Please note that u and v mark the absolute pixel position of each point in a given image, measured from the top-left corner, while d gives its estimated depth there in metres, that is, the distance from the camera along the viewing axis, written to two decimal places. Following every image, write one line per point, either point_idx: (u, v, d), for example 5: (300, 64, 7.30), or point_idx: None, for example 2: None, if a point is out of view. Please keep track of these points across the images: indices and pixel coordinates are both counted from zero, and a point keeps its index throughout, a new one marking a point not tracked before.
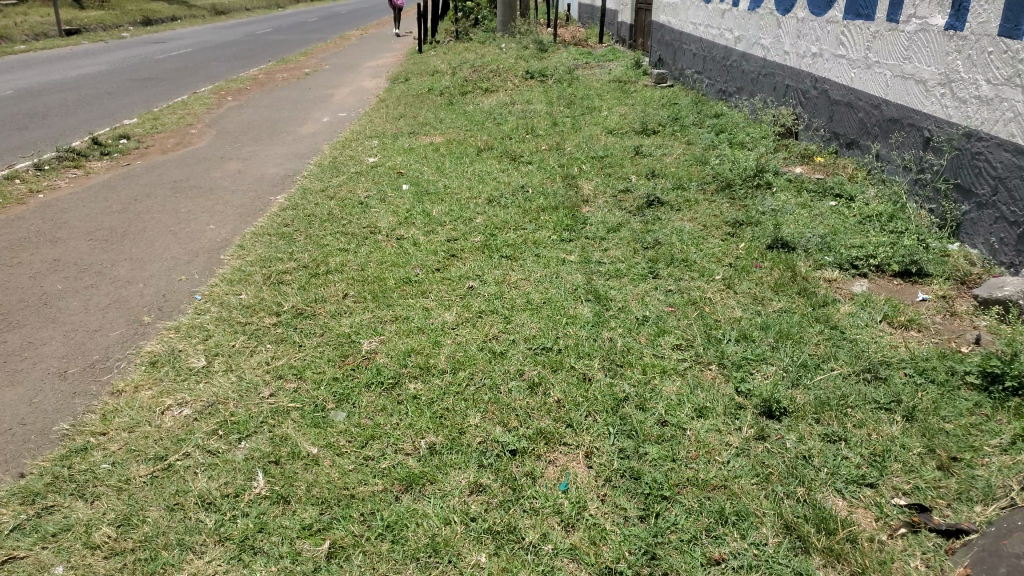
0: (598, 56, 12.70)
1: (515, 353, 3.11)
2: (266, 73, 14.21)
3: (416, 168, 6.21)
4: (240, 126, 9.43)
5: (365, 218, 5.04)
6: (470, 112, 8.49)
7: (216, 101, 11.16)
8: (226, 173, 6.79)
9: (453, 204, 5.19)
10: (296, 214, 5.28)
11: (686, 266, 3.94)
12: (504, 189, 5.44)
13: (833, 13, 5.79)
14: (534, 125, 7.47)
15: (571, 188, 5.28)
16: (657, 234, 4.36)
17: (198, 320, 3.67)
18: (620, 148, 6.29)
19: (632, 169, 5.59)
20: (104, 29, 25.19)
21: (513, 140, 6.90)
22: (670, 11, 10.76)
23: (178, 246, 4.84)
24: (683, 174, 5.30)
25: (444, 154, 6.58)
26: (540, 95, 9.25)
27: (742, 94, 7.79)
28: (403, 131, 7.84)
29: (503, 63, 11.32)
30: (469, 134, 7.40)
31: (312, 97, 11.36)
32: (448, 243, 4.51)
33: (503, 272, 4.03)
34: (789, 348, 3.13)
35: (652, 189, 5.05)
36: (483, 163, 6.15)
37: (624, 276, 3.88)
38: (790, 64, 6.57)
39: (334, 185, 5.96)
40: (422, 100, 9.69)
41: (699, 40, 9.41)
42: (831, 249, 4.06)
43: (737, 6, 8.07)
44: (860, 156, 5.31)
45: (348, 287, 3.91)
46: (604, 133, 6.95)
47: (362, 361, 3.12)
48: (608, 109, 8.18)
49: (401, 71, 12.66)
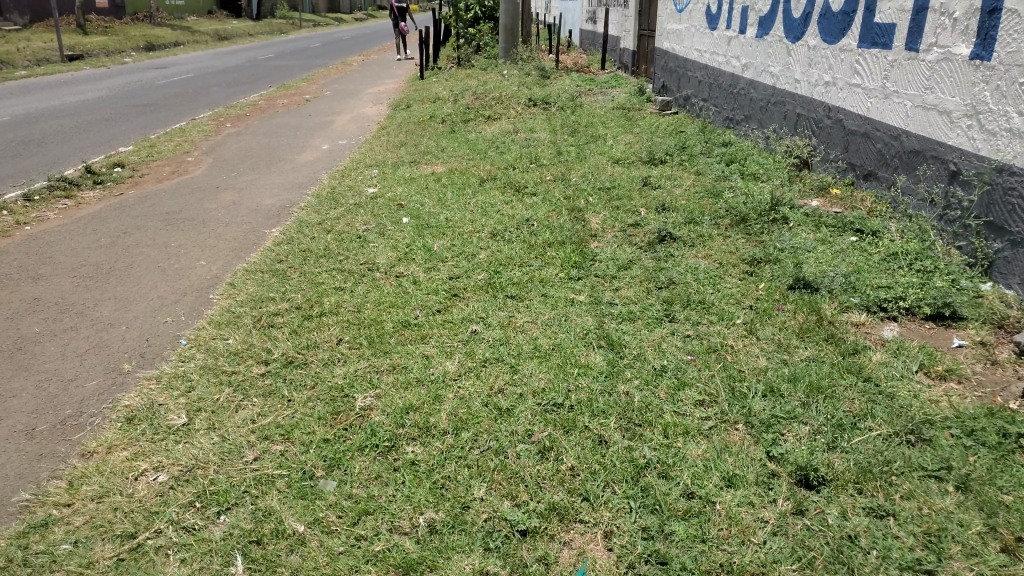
0: (601, 82, 12.55)
1: (523, 410, 2.85)
2: (266, 99, 14.08)
3: (417, 200, 5.98)
4: (237, 154, 9.24)
5: (362, 253, 4.79)
6: (472, 140, 8.29)
7: (215, 128, 10.99)
8: (220, 203, 6.57)
9: (455, 238, 4.95)
10: (290, 249, 5.03)
11: (704, 309, 3.69)
12: (508, 221, 5.21)
13: (847, 41, 5.58)
14: (538, 154, 7.27)
15: (578, 222, 5.04)
16: (671, 272, 4.11)
17: (181, 370, 3.43)
18: (628, 178, 6.07)
19: (641, 201, 5.35)
20: (107, 55, 25.20)
21: (516, 170, 6.69)
22: (674, 38, 10.61)
23: (165, 284, 4.60)
24: (695, 207, 5.07)
25: (446, 185, 6.36)
26: (544, 122, 9.06)
27: (750, 122, 7.59)
28: (404, 160, 7.63)
29: (505, 90, 11.17)
30: (471, 163, 7.19)
31: (311, 124, 11.18)
32: (450, 280, 4.27)
33: (508, 313, 3.78)
34: (821, 404, 2.87)
35: (664, 223, 4.81)
36: (487, 195, 5.92)
37: (638, 319, 3.63)
38: (801, 92, 6.37)
39: (330, 218, 5.73)
40: (423, 127, 9.50)
41: (704, 67, 9.23)
42: (857, 289, 3.82)
43: (744, 33, 7.89)
44: (879, 188, 5.07)
45: (342, 331, 3.66)
46: (610, 162, 6.74)
47: (356, 419, 2.86)
48: (613, 137, 7.98)
49: (402, 97, 12.51)
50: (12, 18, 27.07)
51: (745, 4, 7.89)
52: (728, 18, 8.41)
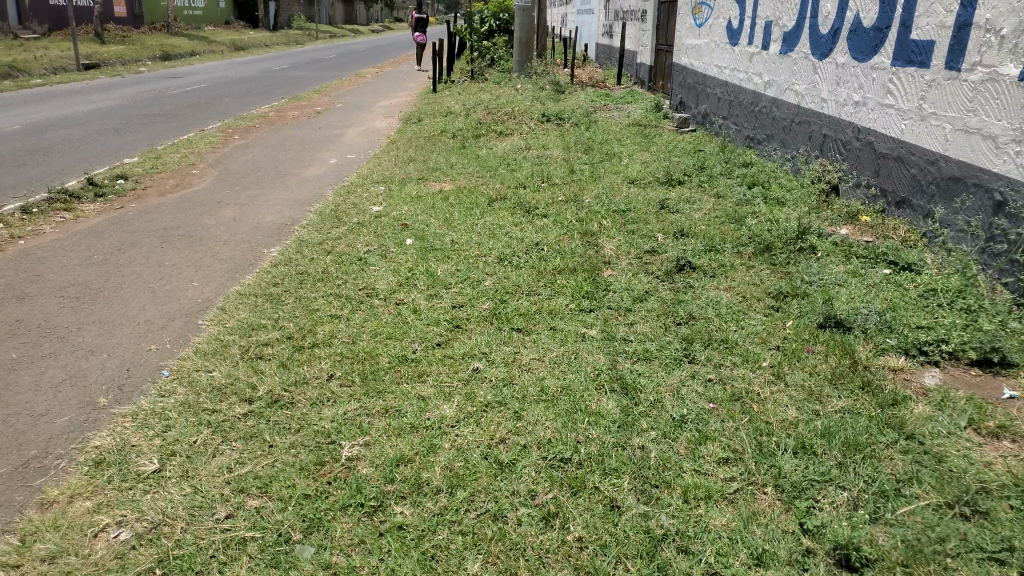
0: (616, 98, 12.31)
1: (527, 466, 2.59)
2: (277, 111, 13.93)
3: (422, 220, 5.73)
4: (244, 167, 9.06)
5: (362, 278, 4.53)
6: (483, 157, 8.05)
7: (223, 140, 10.83)
8: (220, 219, 6.35)
9: (461, 263, 4.69)
10: (287, 271, 4.79)
11: (726, 350, 3.40)
12: (517, 245, 4.94)
13: (879, 58, 5.30)
14: (550, 173, 7.01)
15: (591, 247, 4.77)
16: (691, 306, 3.83)
17: (159, 406, 3.16)
18: (644, 200, 5.79)
19: (658, 225, 5.07)
20: (123, 65, 25.26)
21: (527, 190, 6.44)
22: (692, 53, 10.35)
23: (154, 308, 4.35)
24: (715, 233, 4.79)
25: (454, 204, 6.11)
26: (557, 139, 8.82)
27: (772, 142, 7.30)
28: (412, 177, 7.40)
29: (519, 105, 10.95)
30: (481, 182, 6.95)
31: (321, 138, 11.00)
32: (453, 310, 4.00)
33: (513, 348, 3.50)
34: (858, 467, 2.59)
35: (682, 250, 4.53)
36: (496, 215, 5.67)
37: (654, 359, 3.35)
38: (828, 112, 6.08)
39: (332, 238, 5.49)
40: (434, 143, 9.28)
41: (723, 84, 8.97)
42: (893, 329, 3.52)
43: (766, 50, 7.62)
44: (913, 216, 4.77)
45: (335, 365, 3.39)
46: (625, 183, 6.47)
47: (342, 472, 2.60)
48: (628, 156, 7.73)
49: (414, 111, 12.32)
50: (31, 27, 27.23)
51: (768, 20, 7.62)
52: (749, 34, 8.15)
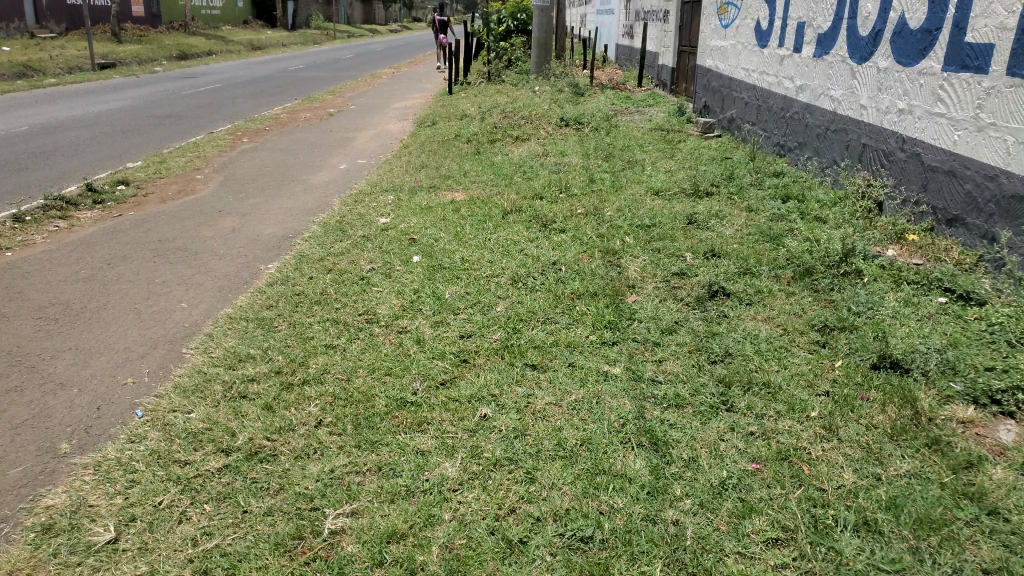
0: (636, 100, 11.90)
1: (540, 547, 2.21)
2: (288, 112, 13.63)
3: (431, 234, 5.35)
4: (249, 173, 8.74)
5: (364, 300, 4.16)
6: (498, 164, 7.67)
7: (230, 144, 10.53)
8: (218, 230, 6.02)
9: (471, 284, 4.30)
10: (283, 291, 4.43)
11: (769, 395, 2.98)
12: (533, 264, 4.54)
13: (927, 63, 4.85)
14: (569, 183, 6.61)
15: (613, 268, 4.36)
16: (726, 340, 3.41)
17: (125, 456, 2.80)
18: (670, 214, 5.37)
19: (686, 243, 4.66)
20: (138, 65, 25.14)
21: (543, 201, 6.05)
22: (718, 55, 9.91)
23: (136, 333, 4.01)
24: (749, 254, 4.37)
25: (465, 216, 5.72)
26: (576, 145, 8.41)
27: (805, 150, 6.86)
28: (423, 185, 7.03)
29: (536, 108, 10.56)
30: (495, 191, 6.56)
31: (331, 141, 10.67)
32: (461, 340, 3.61)
33: (527, 388, 3.11)
34: (935, 553, 2.17)
35: (714, 274, 4.11)
36: (510, 230, 5.27)
37: (687, 407, 2.94)
38: (869, 120, 5.64)
39: (333, 253, 5.12)
40: (447, 148, 8.91)
41: (751, 88, 8.53)
42: (959, 371, 3.08)
43: (799, 52, 7.17)
44: (968, 236, 4.33)
45: (325, 409, 3.03)
46: (649, 194, 6.05)
47: (324, 550, 2.24)
48: (651, 164, 7.31)
49: (428, 114, 11.96)
50: (50, 26, 27.19)
51: (800, 20, 7.18)
52: (780, 35, 7.70)
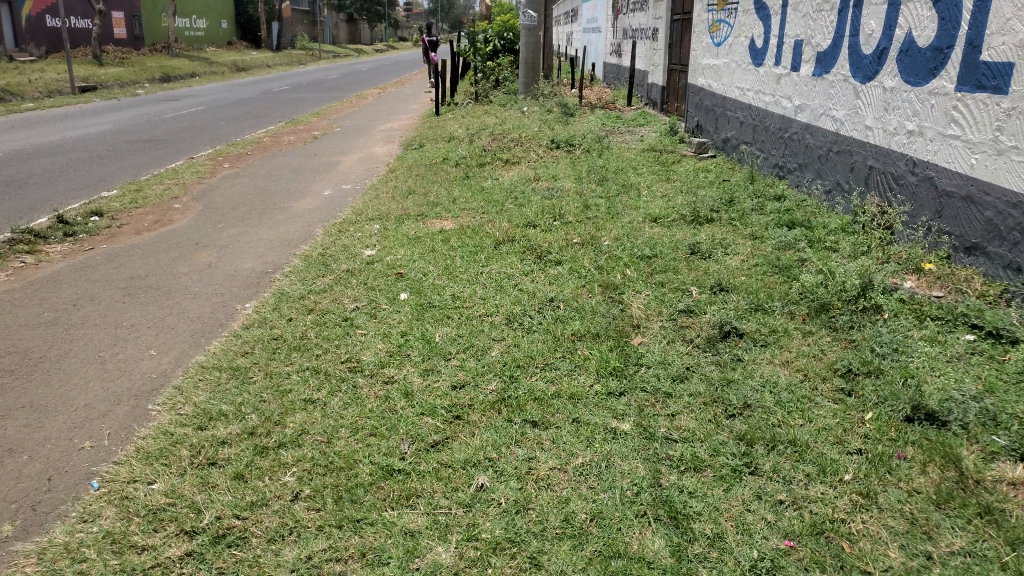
0: (627, 120, 11.70)
1: None
2: (272, 136, 13.36)
3: (419, 267, 5.04)
4: (230, 201, 8.44)
5: (347, 346, 3.84)
6: (488, 190, 7.39)
7: (211, 170, 10.24)
8: (193, 265, 5.71)
9: (464, 323, 3.99)
10: (260, 335, 4.11)
11: (796, 455, 2.69)
12: (528, 300, 4.24)
13: (938, 82, 4.61)
14: (563, 209, 6.34)
15: (615, 305, 4.07)
16: (743, 389, 3.12)
17: (75, 540, 2.50)
18: (672, 242, 5.10)
19: (691, 276, 4.38)
20: (122, 87, 24.87)
21: (537, 230, 5.77)
22: (710, 74, 9.71)
23: (98, 387, 3.69)
24: (759, 289, 4.10)
25: (455, 247, 5.43)
26: (568, 168, 8.15)
27: (806, 172, 6.63)
28: (410, 213, 6.75)
29: (526, 130, 10.33)
30: (486, 220, 6.27)
31: (316, 166, 10.39)
32: (453, 391, 3.30)
33: (527, 450, 2.80)
34: None
35: (725, 312, 3.83)
36: (503, 262, 4.98)
37: (706, 470, 2.65)
38: (874, 141, 5.42)
39: (315, 290, 4.80)
40: (435, 172, 8.63)
41: (747, 107, 8.32)
42: (1001, 424, 2.75)
43: (797, 71, 6.96)
44: (989, 265, 4.08)
45: (303, 480, 2.73)
46: (647, 221, 5.79)
47: None
48: (647, 188, 7.07)
49: (415, 136, 11.69)
50: (30, 49, 26.80)
51: (797, 38, 6.97)
52: (777, 54, 7.49)
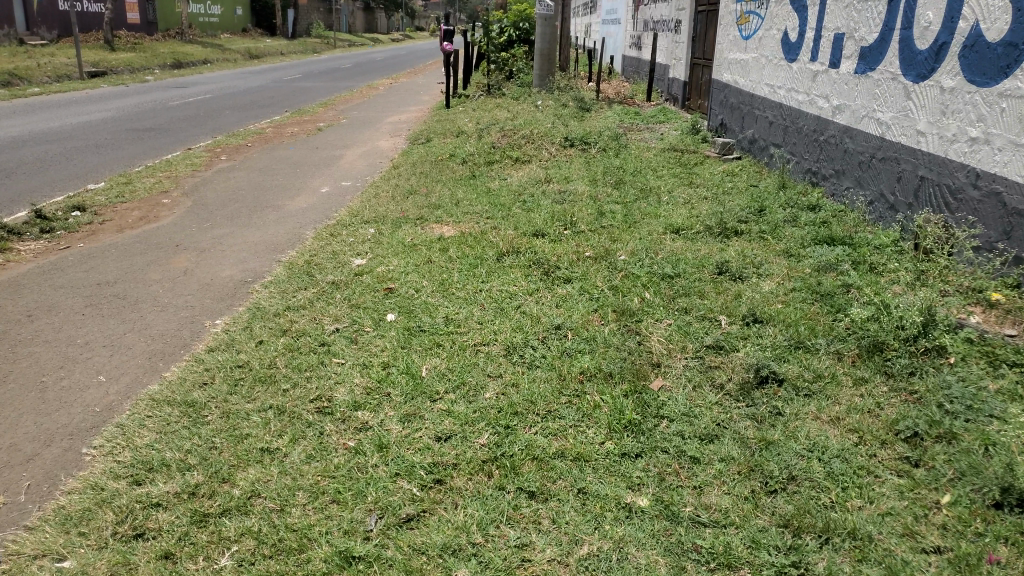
0: (645, 117, 11.12)
1: None
2: (275, 127, 12.88)
3: (412, 282, 4.52)
4: (222, 197, 7.95)
5: (321, 379, 3.33)
6: (495, 192, 6.85)
7: (207, 162, 9.76)
8: (168, 271, 5.20)
9: (457, 353, 3.46)
10: (224, 360, 3.60)
11: (857, 552, 2.15)
12: (532, 326, 3.70)
13: (1011, 83, 4.03)
14: (574, 217, 5.79)
15: (632, 336, 3.53)
16: (785, 454, 2.58)
17: None
18: (695, 259, 4.55)
19: (718, 303, 3.83)
20: (132, 73, 24.48)
21: (545, 240, 5.23)
22: (737, 69, 9.13)
23: (30, 420, 3.17)
24: (798, 322, 3.55)
25: (454, 258, 4.90)
26: (582, 169, 7.59)
27: (845, 179, 6.06)
28: (410, 216, 6.23)
29: (538, 125, 9.77)
30: (490, 227, 5.73)
31: (317, 160, 9.89)
32: (437, 444, 2.78)
33: (521, 533, 2.28)
34: None
35: (759, 351, 3.28)
36: (506, 279, 4.45)
37: (742, 570, 2.11)
38: (927, 148, 4.85)
39: (294, 306, 4.29)
40: (440, 170, 8.11)
41: (776, 106, 7.74)
42: None
43: (836, 68, 6.37)
44: None
45: (240, 568, 2.22)
46: (668, 233, 5.23)
47: None
48: (666, 194, 6.50)
49: (423, 129, 11.16)
50: (42, 34, 26.39)
51: (837, 31, 6.38)
52: (813, 48, 6.90)
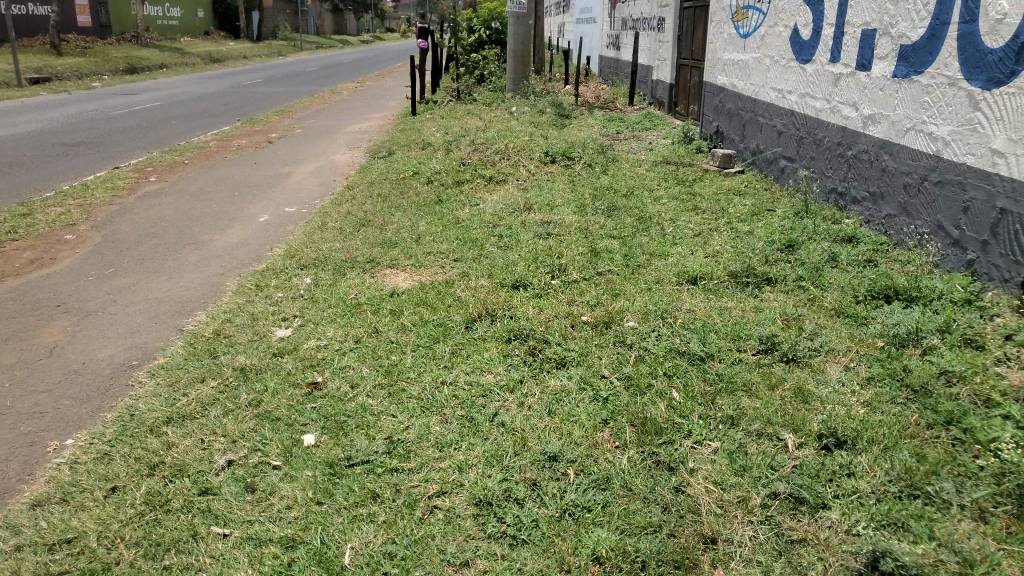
0: (631, 123, 10.04)
1: None
2: (221, 139, 11.58)
3: (346, 369, 3.40)
4: (139, 231, 6.71)
5: (186, 573, 2.27)
6: (464, 222, 5.70)
7: (132, 185, 8.48)
8: (28, 352, 4.00)
9: (402, 514, 2.38)
10: (48, 529, 2.49)
11: None
12: (517, 454, 2.61)
13: None
14: (562, 259, 4.65)
15: (664, 478, 2.41)
16: None
17: None
18: (728, 329, 3.43)
19: (774, 411, 2.71)
20: (82, 80, 22.96)
21: (528, 296, 4.09)
22: (735, 70, 8.05)
23: None
24: (901, 446, 2.43)
25: (409, 327, 3.74)
26: (566, 191, 6.44)
27: (884, 205, 4.99)
28: (358, 257, 5.05)
29: (514, 136, 8.65)
30: (457, 274, 4.58)
31: (260, 180, 8.65)
32: None
33: None
34: None
35: (860, 511, 2.17)
36: (476, 362, 3.29)
37: None
38: (1008, 173, 3.77)
39: (178, 417, 3.20)
40: (401, 193, 6.91)
41: (787, 113, 6.67)
42: None
43: (867, 70, 5.27)
44: None
45: None
46: (683, 285, 4.11)
47: None
48: (671, 223, 5.40)
49: (384, 141, 9.96)
50: None
51: (866, 27, 5.29)
52: (833, 47, 5.81)
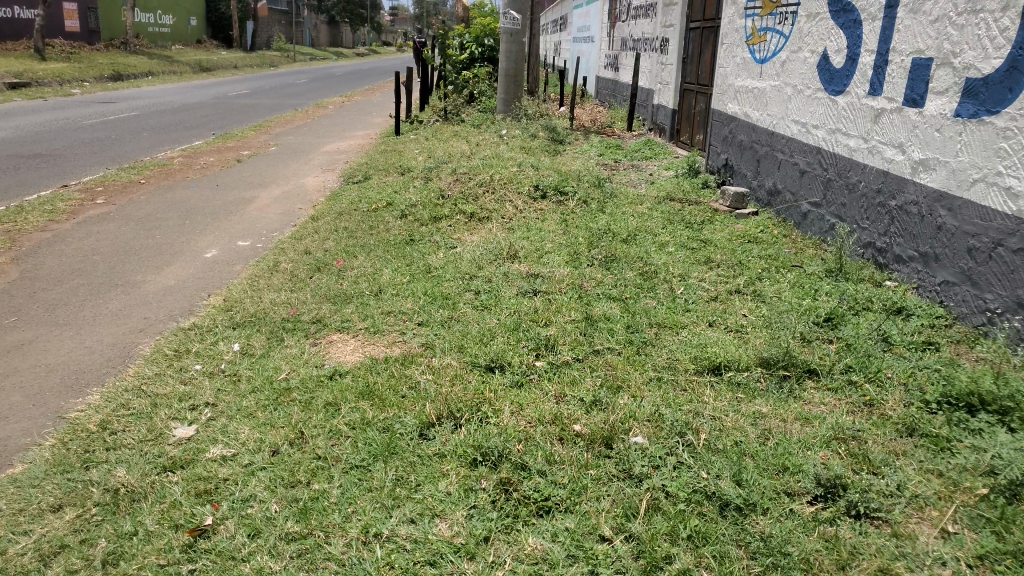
0: (631, 150, 9.23)
1: None
2: (187, 156, 10.68)
3: (249, 505, 2.43)
4: (64, 266, 5.75)
5: None
6: (437, 270, 4.84)
7: (74, 208, 7.55)
8: None
9: None
10: None
11: None
12: None
13: None
14: (549, 328, 3.76)
15: None
16: None
17: None
18: (770, 457, 2.58)
19: None
20: (61, 85, 21.99)
21: (504, 383, 3.20)
22: (748, 98, 7.24)
23: None
24: None
25: (344, 430, 2.83)
26: (559, 233, 5.60)
27: (939, 269, 4.16)
28: (304, 314, 4.17)
29: (503, 164, 7.82)
30: (419, 344, 3.70)
31: (219, 205, 7.75)
32: None
33: None
34: None
35: None
36: (428, 500, 2.39)
37: None
38: None
39: None
40: (370, 227, 6.04)
41: (813, 150, 5.84)
42: None
43: (917, 107, 4.44)
44: None
45: None
46: (703, 376, 3.25)
47: None
48: (681, 280, 4.53)
49: (362, 163, 9.11)
50: None
51: (918, 56, 4.46)
52: (872, 78, 4.99)
